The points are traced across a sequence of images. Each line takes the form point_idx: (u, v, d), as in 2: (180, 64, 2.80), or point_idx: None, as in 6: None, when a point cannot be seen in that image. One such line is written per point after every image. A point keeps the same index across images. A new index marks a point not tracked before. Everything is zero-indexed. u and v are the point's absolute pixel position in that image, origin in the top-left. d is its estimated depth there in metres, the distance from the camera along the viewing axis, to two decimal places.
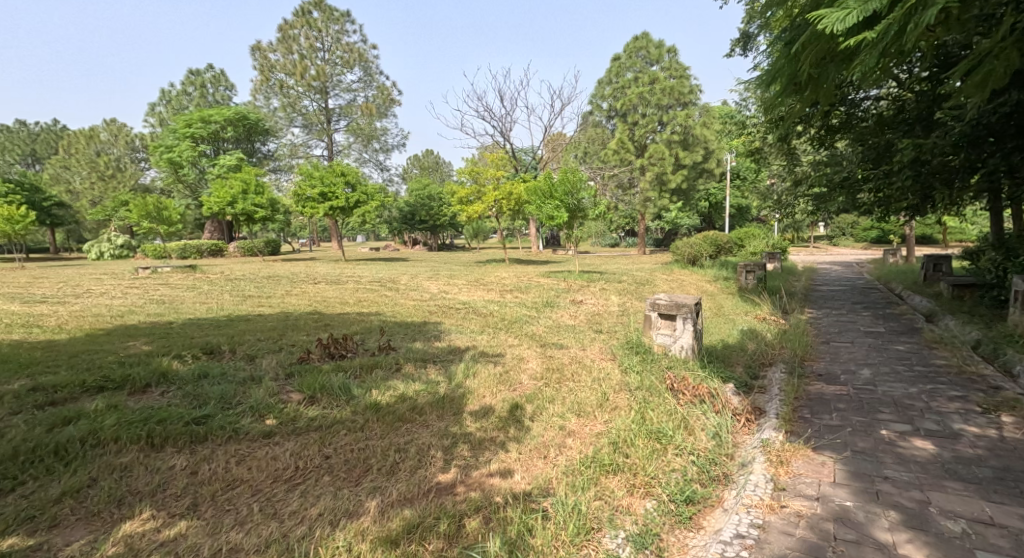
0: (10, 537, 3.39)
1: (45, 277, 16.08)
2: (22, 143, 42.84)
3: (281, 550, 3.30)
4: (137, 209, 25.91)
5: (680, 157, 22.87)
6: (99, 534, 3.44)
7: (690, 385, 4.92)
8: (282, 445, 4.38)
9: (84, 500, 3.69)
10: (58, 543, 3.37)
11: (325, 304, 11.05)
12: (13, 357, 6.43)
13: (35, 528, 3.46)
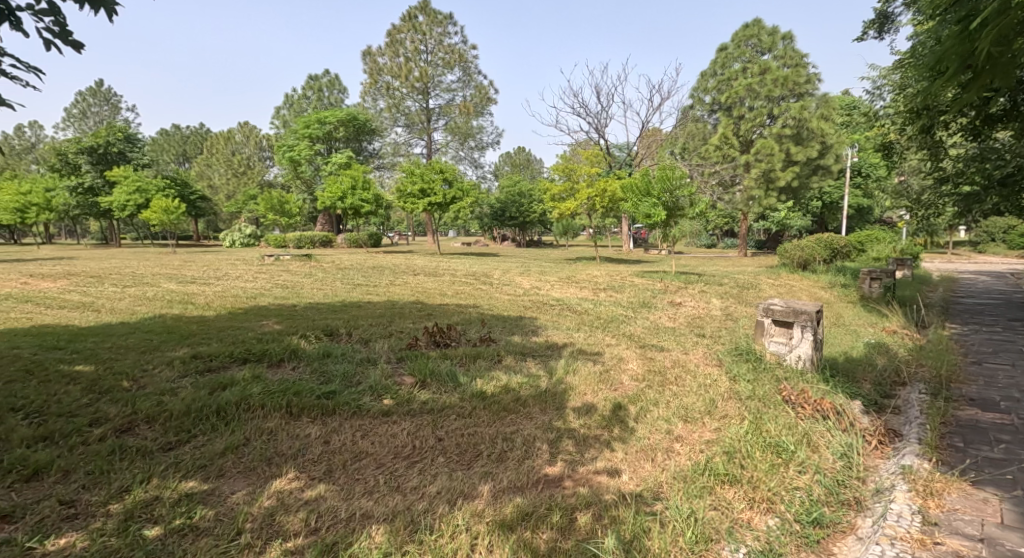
0: (189, 480, 3.77)
1: (192, 262, 18.05)
2: (174, 144, 48.22)
3: (407, 522, 3.47)
4: (263, 202, 28.15)
5: (791, 153, 21.51)
6: (256, 488, 3.76)
7: (810, 398, 4.58)
8: (398, 425, 4.62)
9: (242, 456, 4.08)
10: (224, 491, 3.71)
11: (425, 295, 11.44)
12: (176, 328, 7.26)
13: (206, 476, 3.83)
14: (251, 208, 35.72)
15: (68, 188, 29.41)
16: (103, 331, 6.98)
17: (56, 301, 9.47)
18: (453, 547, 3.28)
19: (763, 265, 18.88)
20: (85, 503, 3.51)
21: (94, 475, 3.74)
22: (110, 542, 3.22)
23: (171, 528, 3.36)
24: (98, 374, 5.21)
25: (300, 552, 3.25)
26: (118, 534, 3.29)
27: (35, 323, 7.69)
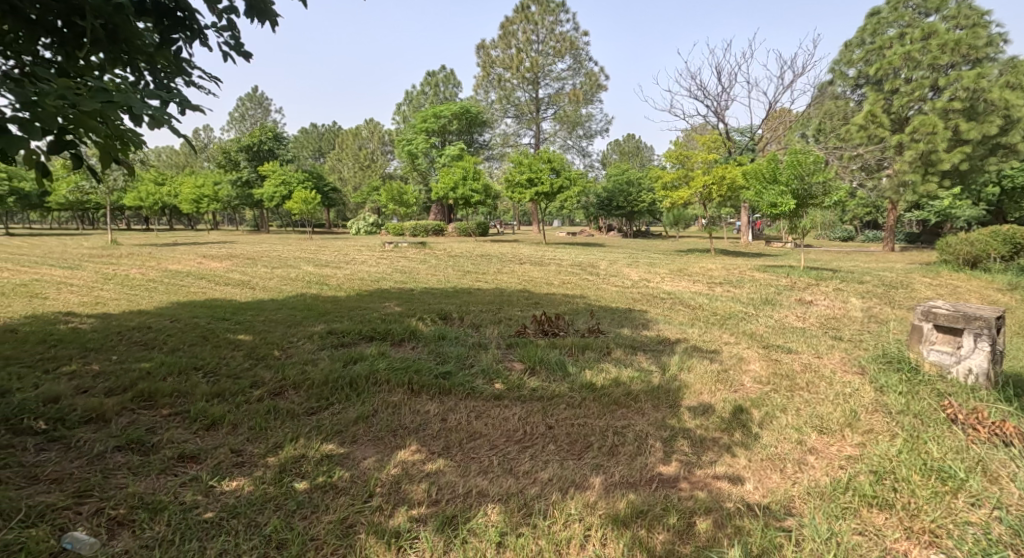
0: (327, 443, 4.03)
1: (325, 247, 19.52)
2: (311, 140, 52.26)
3: (520, 505, 3.45)
4: (385, 193, 29.67)
5: (961, 131, 18.61)
6: (383, 456, 3.93)
7: (988, 422, 4.05)
8: (510, 409, 4.67)
9: (372, 425, 4.32)
10: (357, 456, 3.92)
11: (532, 284, 11.45)
12: (315, 306, 7.95)
13: (342, 441, 4.08)
14: (373, 199, 37.80)
15: (231, 181, 33.14)
16: (256, 307, 7.90)
17: (219, 279, 10.66)
18: (567, 535, 3.21)
19: (918, 262, 16.92)
20: (249, 454, 3.86)
21: (254, 431, 4.14)
22: (268, 490, 3.48)
23: (315, 484, 3.57)
24: (256, 342, 6.06)
25: (423, 522, 3.31)
26: (274, 483, 3.56)
27: (201, 298, 8.70)
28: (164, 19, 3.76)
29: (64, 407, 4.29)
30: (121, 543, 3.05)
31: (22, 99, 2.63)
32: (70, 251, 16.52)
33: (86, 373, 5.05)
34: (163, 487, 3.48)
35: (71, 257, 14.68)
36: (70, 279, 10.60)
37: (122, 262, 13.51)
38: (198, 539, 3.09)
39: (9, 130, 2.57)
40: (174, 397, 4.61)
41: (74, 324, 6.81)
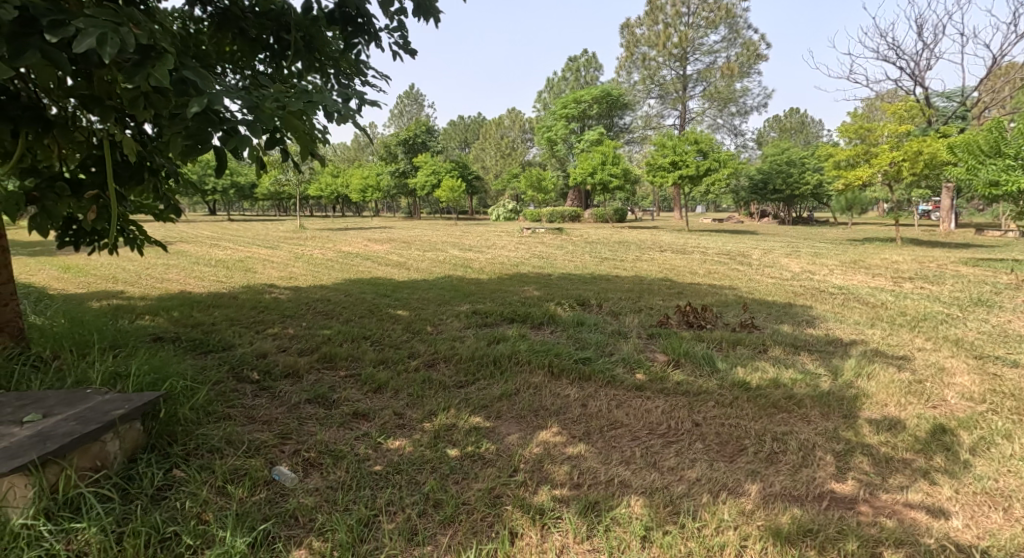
0: (475, 416, 4.02)
1: (470, 231, 20.15)
2: (458, 131, 54.46)
3: (665, 501, 3.16)
4: (525, 180, 29.99)
5: None
6: (526, 434, 3.84)
7: None
8: (653, 401, 4.38)
9: (514, 403, 4.26)
10: (502, 431, 3.87)
11: (674, 273, 10.83)
12: (462, 287, 8.15)
13: (488, 415, 4.06)
14: (514, 186, 38.42)
15: (389, 172, 35.57)
16: (412, 286, 8.28)
17: (381, 260, 11.39)
18: (721, 541, 2.86)
19: None
20: (409, 418, 3.97)
21: (412, 397, 4.27)
22: (425, 452, 3.53)
23: (466, 453, 3.56)
24: (413, 316, 6.29)
25: (566, 503, 3.14)
26: (430, 447, 3.61)
27: (367, 276, 9.32)
28: (348, 26, 4.09)
29: (267, 362, 4.77)
30: (311, 482, 3.22)
31: (248, 104, 2.76)
32: (269, 233, 18.86)
33: (284, 335, 5.59)
34: (342, 439, 3.67)
35: (267, 238, 16.72)
36: (270, 256, 12.04)
37: (305, 243, 15.06)
38: (370, 488, 3.18)
39: (240, 132, 2.71)
40: (349, 360, 4.93)
41: (272, 295, 7.64)
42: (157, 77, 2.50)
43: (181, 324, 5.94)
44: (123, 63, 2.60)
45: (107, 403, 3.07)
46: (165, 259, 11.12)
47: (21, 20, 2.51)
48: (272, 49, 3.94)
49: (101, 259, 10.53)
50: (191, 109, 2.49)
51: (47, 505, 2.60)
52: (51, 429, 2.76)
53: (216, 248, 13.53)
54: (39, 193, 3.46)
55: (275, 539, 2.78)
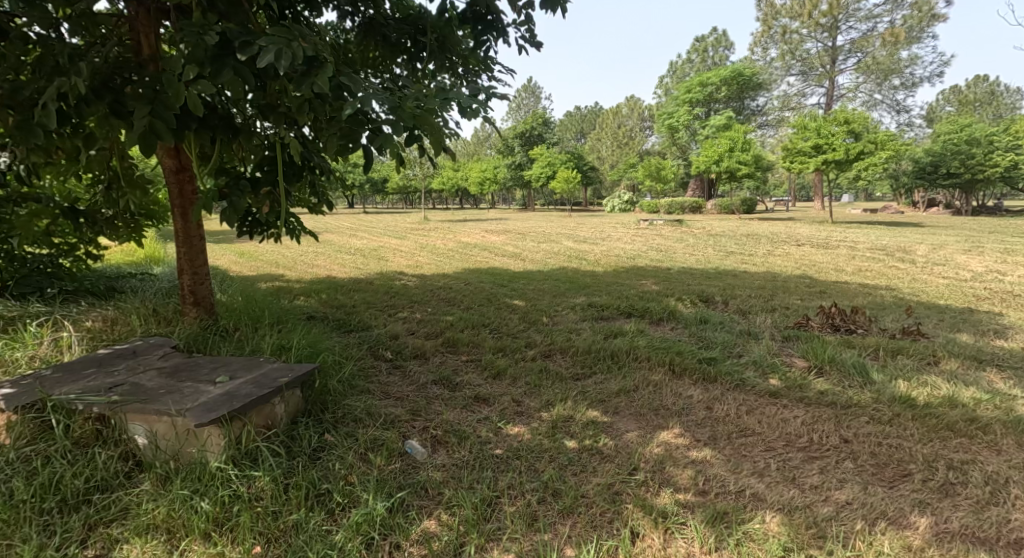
0: (592, 409, 3.69)
1: (586, 223, 19.70)
2: (574, 122, 53.99)
3: (808, 523, 2.69)
4: (643, 169, 28.77)
5: None
6: (646, 433, 3.45)
7: None
8: (789, 410, 3.79)
9: (634, 400, 3.88)
10: (619, 427, 3.51)
11: (815, 270, 9.76)
12: (579, 279, 7.85)
13: (605, 410, 3.71)
14: (631, 178, 37.12)
15: (506, 164, 35.90)
16: (528, 277, 8.08)
17: (498, 251, 11.33)
18: None
19: None
20: (527, 406, 3.74)
21: (530, 386, 4.02)
22: (543, 441, 3.27)
23: (583, 445, 3.25)
24: (529, 307, 6.07)
25: (691, 510, 2.77)
26: (548, 436, 3.34)
27: (486, 266, 9.26)
28: (478, 24, 3.87)
29: (398, 343, 4.75)
30: (439, 458, 3.09)
31: (391, 105, 2.73)
32: (397, 225, 19.67)
33: (411, 319, 5.61)
34: (465, 420, 3.51)
35: (395, 229, 17.40)
36: (398, 246, 12.48)
37: (427, 234, 15.46)
38: (491, 470, 2.99)
39: (385, 133, 2.73)
40: (470, 346, 4.78)
41: (401, 281, 7.80)
42: (321, 84, 2.59)
43: (329, 304, 6.27)
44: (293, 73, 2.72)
45: (276, 370, 3.14)
46: (311, 246, 11.90)
47: (221, 44, 2.72)
48: (409, 51, 3.88)
49: (262, 244, 11.51)
50: (343, 113, 2.53)
51: (235, 451, 2.70)
52: (234, 389, 2.87)
53: (353, 238, 14.27)
54: (227, 189, 3.64)
55: (409, 508, 2.70)
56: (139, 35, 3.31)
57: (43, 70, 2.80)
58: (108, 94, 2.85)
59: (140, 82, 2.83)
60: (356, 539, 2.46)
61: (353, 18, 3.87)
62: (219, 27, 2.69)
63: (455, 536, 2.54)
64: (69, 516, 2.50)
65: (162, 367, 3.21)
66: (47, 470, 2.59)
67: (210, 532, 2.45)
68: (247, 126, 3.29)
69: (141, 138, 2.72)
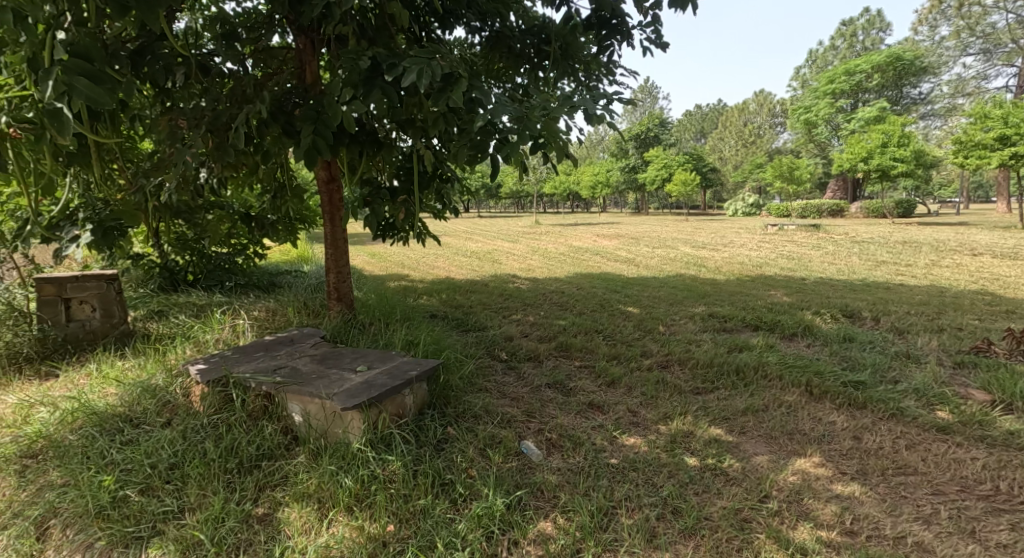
0: (715, 426, 3.24)
1: (705, 228, 18.70)
2: (696, 122, 52.01)
3: None
4: (773, 168, 26.14)
5: None
6: (779, 457, 2.97)
7: None
8: (967, 450, 3.07)
9: (764, 422, 3.32)
10: (747, 448, 3.05)
11: (998, 285, 8.37)
12: (698, 287, 7.32)
13: (730, 429, 3.23)
14: (758, 180, 34.68)
15: (620, 167, 35.21)
16: (642, 282, 7.74)
17: (610, 255, 10.98)
18: None
19: None
20: (643, 417, 3.35)
21: (646, 396, 3.61)
22: (661, 455, 2.92)
23: (706, 464, 2.86)
24: (644, 315, 5.69)
25: (836, 550, 2.36)
26: (666, 451, 2.97)
27: (598, 271, 8.95)
28: (602, 29, 3.63)
29: (514, 345, 4.63)
30: (555, 461, 2.85)
31: (517, 114, 2.62)
32: (510, 229, 19.85)
33: (526, 321, 5.50)
34: (579, 426, 3.22)
35: (509, 233, 17.56)
36: (512, 249, 12.49)
37: (541, 238, 15.40)
38: (607, 479, 2.71)
39: (511, 141, 2.63)
40: (584, 351, 4.48)
41: (515, 284, 7.73)
42: (455, 99, 2.56)
43: (448, 304, 6.31)
44: (431, 90, 2.72)
45: (406, 363, 3.10)
46: (430, 248, 12.23)
47: (372, 67, 2.80)
48: (532, 61, 3.76)
49: (389, 246, 12.03)
50: (473, 122, 2.47)
51: (373, 434, 2.67)
52: (371, 378, 2.84)
53: (468, 241, 14.53)
54: (370, 197, 3.97)
55: (525, 507, 2.51)
56: (303, 62, 3.36)
57: (233, 99, 2.93)
58: (282, 116, 2.97)
59: (305, 104, 2.98)
60: (476, 532, 2.33)
61: (480, 33, 3.78)
62: (371, 52, 2.78)
63: (572, 541, 2.34)
64: (245, 478, 2.55)
65: (314, 355, 3.29)
66: (229, 436, 2.67)
67: (352, 507, 2.42)
68: (389, 140, 3.38)
69: (306, 154, 2.89)
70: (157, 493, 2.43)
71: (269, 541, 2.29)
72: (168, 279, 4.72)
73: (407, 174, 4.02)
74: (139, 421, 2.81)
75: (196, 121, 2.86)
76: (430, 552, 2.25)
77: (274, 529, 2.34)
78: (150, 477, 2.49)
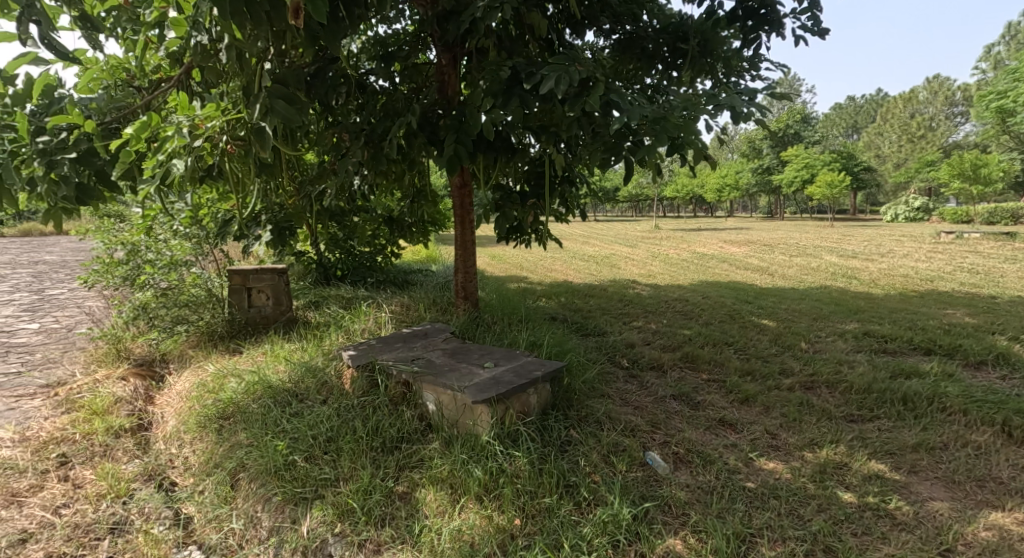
0: (877, 461, 2.99)
1: (856, 235, 17.09)
2: (848, 115, 47.75)
3: None
4: (950, 167, 21.81)
5: None
6: (963, 507, 2.69)
7: None
8: None
9: (943, 463, 3.00)
10: (920, 491, 2.78)
11: None
12: (848, 302, 6.78)
13: (897, 466, 2.97)
14: (922, 180, 31.13)
15: (752, 169, 33.32)
16: (779, 294, 7.28)
17: (739, 263, 10.43)
18: None
19: None
20: (784, 441, 3.19)
21: (787, 418, 3.42)
22: (807, 485, 2.76)
23: (865, 502, 2.66)
24: (782, 329, 5.37)
25: None
26: (814, 481, 2.80)
27: (727, 280, 8.57)
28: (748, 19, 3.54)
29: (635, 352, 4.59)
30: (682, 477, 2.80)
31: (652, 116, 2.61)
32: (631, 233, 19.48)
33: (647, 329, 5.41)
34: (709, 443, 3.13)
35: (631, 237, 17.25)
36: (631, 254, 12.27)
37: (665, 243, 14.94)
38: (744, 503, 2.62)
39: (646, 144, 2.63)
40: (712, 364, 4.34)
41: (635, 290, 7.60)
42: (591, 103, 2.62)
43: (567, 308, 6.37)
44: (567, 95, 2.80)
45: (531, 363, 3.20)
46: (549, 252, 12.35)
47: (512, 77, 2.93)
48: (666, 60, 3.73)
49: (510, 249, 12.31)
50: (611, 125, 2.50)
51: (500, 430, 2.77)
52: (498, 375, 2.98)
53: (588, 245, 14.46)
54: (501, 201, 4.16)
55: (653, 521, 2.49)
56: (444, 76, 3.56)
57: (385, 114, 3.22)
58: (427, 128, 3.21)
59: (449, 115, 3.19)
60: (602, 538, 2.35)
61: (611, 36, 3.84)
62: (511, 63, 2.91)
63: None
64: (387, 456, 2.77)
65: (446, 348, 3.49)
66: (374, 417, 2.91)
67: (481, 496, 2.54)
68: (522, 146, 3.50)
69: (448, 162, 3.09)
70: (318, 461, 2.72)
71: (409, 518, 2.48)
72: (321, 273, 5.28)
73: (537, 179, 4.13)
74: (302, 396, 3.16)
75: (355, 136, 3.21)
76: (557, 551, 2.31)
77: (413, 507, 2.53)
78: (313, 446, 2.79)
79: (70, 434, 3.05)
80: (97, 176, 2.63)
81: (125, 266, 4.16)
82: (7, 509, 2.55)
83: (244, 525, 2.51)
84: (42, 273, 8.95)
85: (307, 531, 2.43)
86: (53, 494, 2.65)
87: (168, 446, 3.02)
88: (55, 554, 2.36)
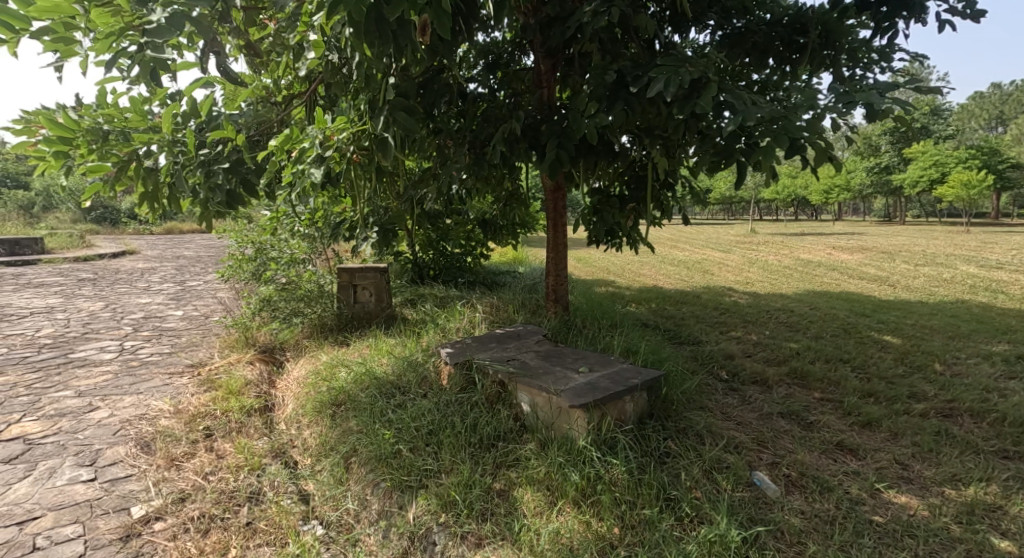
0: None
1: (997, 242, 15.38)
2: (989, 106, 43.05)
3: None
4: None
5: None
6: None
7: None
8: None
9: None
10: None
11: None
12: (992, 319, 6.12)
13: None
14: None
15: (868, 169, 30.96)
16: (903, 308, 6.69)
17: (853, 272, 9.71)
18: None
19: None
20: (917, 473, 2.91)
21: (919, 448, 3.12)
22: (950, 527, 2.51)
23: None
24: (907, 348, 4.93)
25: None
26: (958, 523, 2.54)
27: (841, 290, 7.98)
28: (884, 6, 3.27)
29: (735, 364, 4.37)
30: (796, 502, 2.63)
31: (772, 116, 2.46)
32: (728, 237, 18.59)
33: (747, 340, 5.14)
34: (826, 468, 2.92)
35: (729, 241, 16.49)
36: (727, 259, 11.73)
37: (765, 248, 14.13)
38: (871, 539, 2.42)
39: (765, 144, 2.48)
40: (826, 383, 4.04)
41: (732, 298, 7.27)
42: (703, 104, 2.50)
43: (659, 314, 6.18)
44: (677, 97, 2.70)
45: (627, 370, 3.11)
46: (640, 256, 12.04)
47: (617, 81, 2.87)
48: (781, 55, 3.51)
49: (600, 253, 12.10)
50: (728, 127, 2.38)
51: (597, 435, 2.71)
52: (594, 380, 2.92)
53: (682, 250, 13.94)
54: (600, 205, 4.09)
55: (764, 546, 2.35)
56: (544, 82, 3.56)
57: (490, 120, 3.25)
58: (530, 133, 3.20)
59: (552, 120, 3.17)
60: None
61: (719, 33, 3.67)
62: (617, 67, 2.84)
63: None
64: (483, 453, 2.79)
65: (539, 351, 3.47)
66: (472, 414, 2.95)
67: (578, 501, 2.50)
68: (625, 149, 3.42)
69: (550, 166, 3.07)
70: (421, 452, 2.78)
71: (509, 516, 2.48)
72: (417, 272, 5.43)
73: (637, 181, 4.03)
74: (404, 390, 3.26)
75: (460, 142, 3.28)
76: None
77: (510, 506, 2.53)
78: (416, 437, 2.86)
79: (213, 409, 3.33)
80: (242, 184, 2.82)
81: (254, 263, 4.55)
82: (169, 471, 2.81)
83: (357, 506, 2.62)
84: (180, 265, 9.84)
85: (413, 518, 2.50)
86: (203, 462, 2.88)
87: (289, 427, 3.21)
88: (207, 514, 2.55)
